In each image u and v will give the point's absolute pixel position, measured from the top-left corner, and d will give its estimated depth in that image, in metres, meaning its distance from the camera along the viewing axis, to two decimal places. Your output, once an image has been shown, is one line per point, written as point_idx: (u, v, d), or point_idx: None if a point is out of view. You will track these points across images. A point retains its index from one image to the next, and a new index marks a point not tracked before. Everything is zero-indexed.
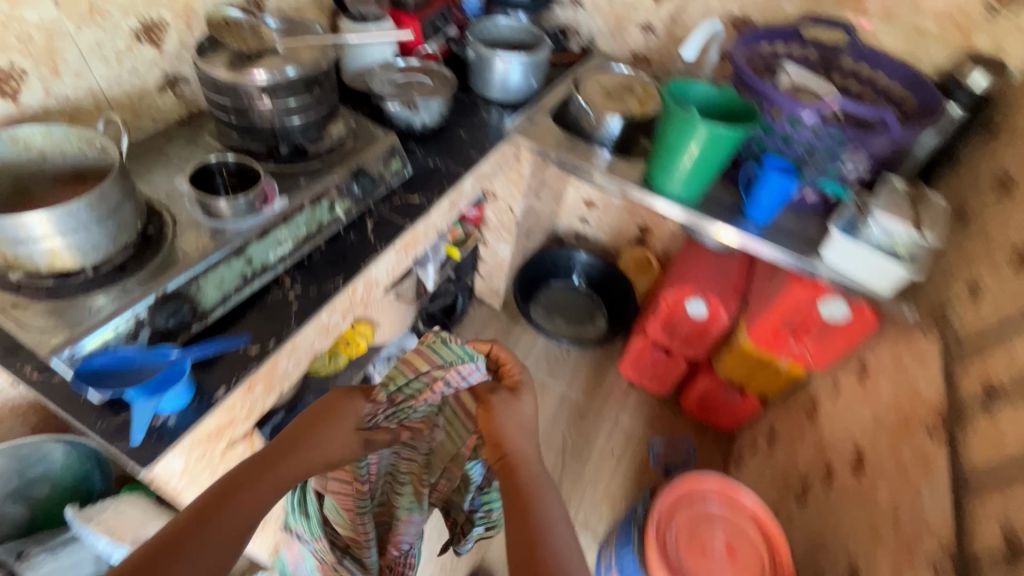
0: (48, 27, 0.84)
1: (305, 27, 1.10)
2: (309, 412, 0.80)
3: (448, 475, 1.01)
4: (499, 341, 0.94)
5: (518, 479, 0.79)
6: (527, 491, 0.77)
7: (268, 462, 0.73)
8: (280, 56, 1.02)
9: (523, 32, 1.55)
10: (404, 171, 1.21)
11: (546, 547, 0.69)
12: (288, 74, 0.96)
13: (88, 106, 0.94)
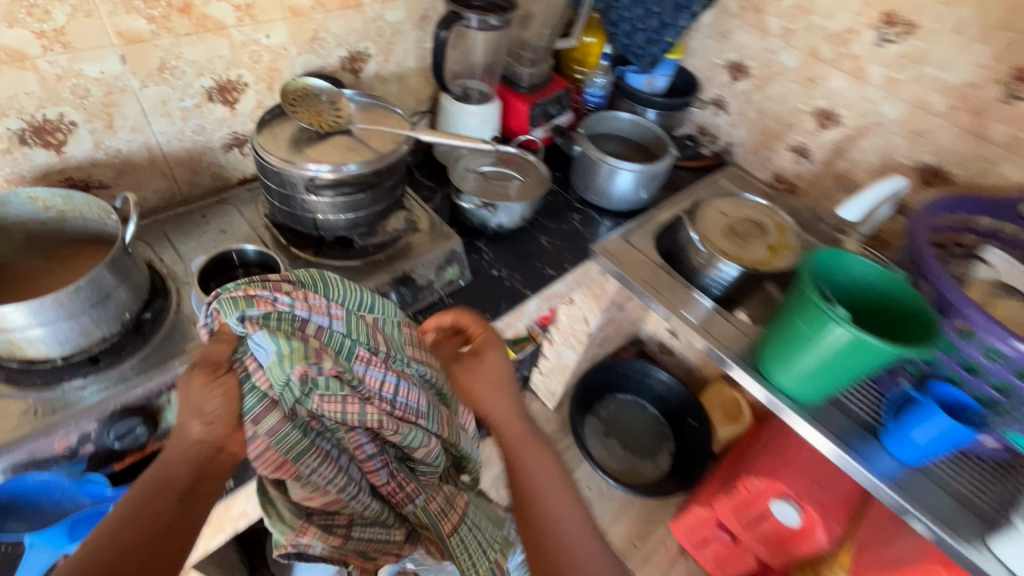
0: (108, 82, 0.77)
1: (387, 107, 0.97)
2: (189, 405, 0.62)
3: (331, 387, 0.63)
4: (458, 306, 0.83)
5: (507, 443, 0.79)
6: (519, 459, 0.77)
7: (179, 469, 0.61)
8: (347, 140, 0.89)
9: (646, 132, 1.34)
10: (459, 280, 1.04)
11: (549, 531, 0.69)
12: (346, 171, 0.82)
13: (140, 160, 0.88)
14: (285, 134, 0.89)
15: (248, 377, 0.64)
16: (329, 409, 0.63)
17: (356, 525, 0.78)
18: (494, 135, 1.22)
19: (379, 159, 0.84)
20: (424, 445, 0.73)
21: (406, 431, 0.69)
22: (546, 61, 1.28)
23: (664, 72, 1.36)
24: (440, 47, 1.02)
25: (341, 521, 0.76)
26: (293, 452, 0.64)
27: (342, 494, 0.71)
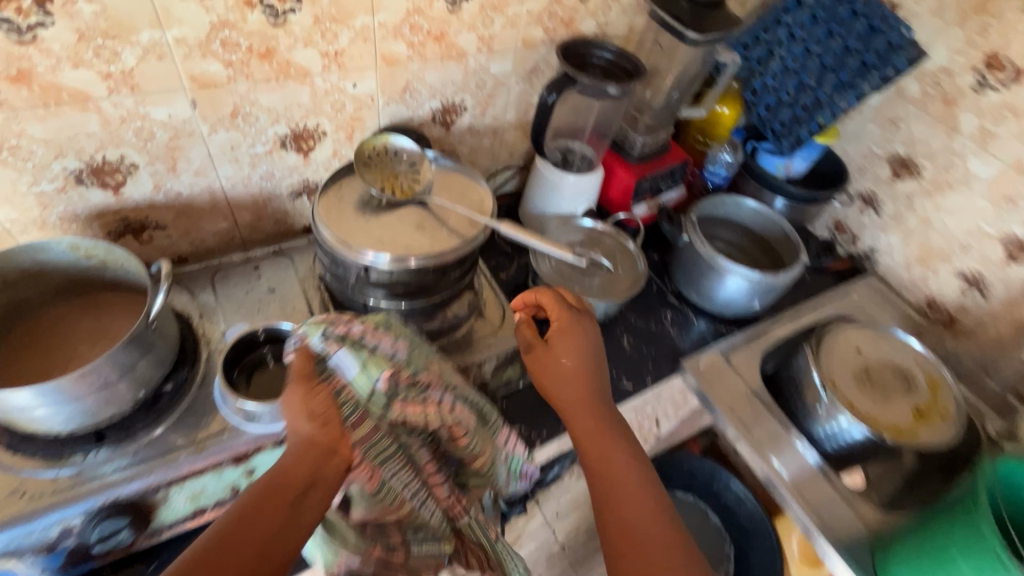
0: (175, 126, 0.70)
1: (471, 180, 0.84)
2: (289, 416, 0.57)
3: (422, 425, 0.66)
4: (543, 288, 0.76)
5: (594, 411, 0.68)
6: (604, 455, 0.64)
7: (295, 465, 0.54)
8: (419, 215, 0.77)
9: (772, 226, 1.13)
10: (518, 380, 0.89)
11: (651, 533, 0.58)
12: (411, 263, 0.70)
13: (201, 203, 0.81)
14: (352, 199, 0.78)
15: (342, 393, 0.60)
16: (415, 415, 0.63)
17: (413, 538, 0.64)
18: (586, 209, 1.07)
19: (451, 252, 0.73)
20: (484, 450, 0.71)
21: (469, 425, 0.68)
22: (666, 129, 1.09)
23: (806, 155, 1.14)
24: (544, 112, 0.88)
25: (394, 534, 0.63)
26: (380, 458, 0.60)
27: (416, 502, 0.64)
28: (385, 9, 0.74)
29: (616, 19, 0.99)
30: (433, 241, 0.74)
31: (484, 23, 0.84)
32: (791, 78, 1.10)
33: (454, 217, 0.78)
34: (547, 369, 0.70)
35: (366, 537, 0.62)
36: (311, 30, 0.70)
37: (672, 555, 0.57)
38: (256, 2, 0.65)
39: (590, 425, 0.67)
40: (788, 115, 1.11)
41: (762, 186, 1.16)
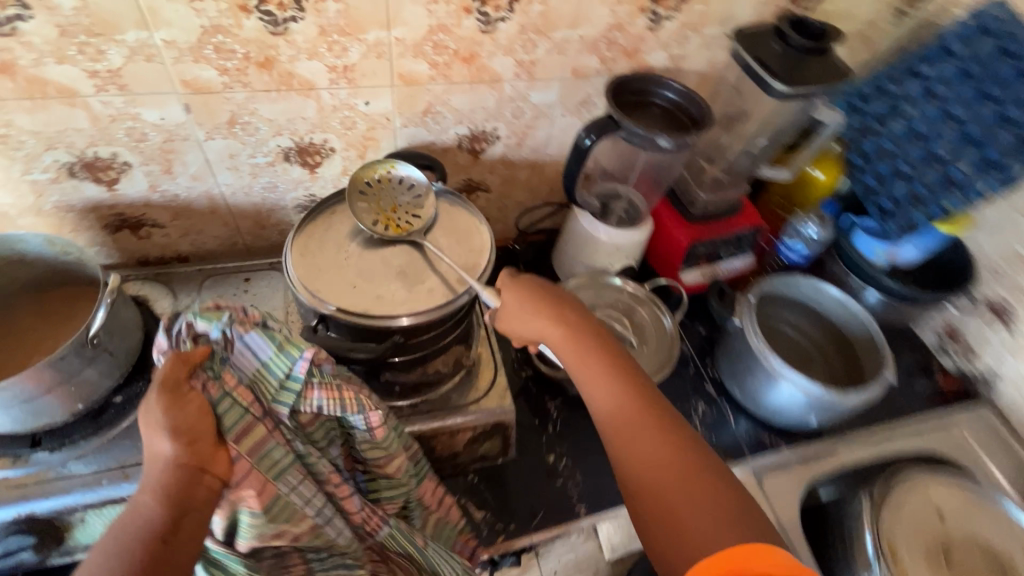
0: (169, 129, 0.66)
1: (476, 225, 0.73)
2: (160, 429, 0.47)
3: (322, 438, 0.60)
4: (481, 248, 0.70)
5: (583, 341, 0.66)
6: (597, 380, 0.63)
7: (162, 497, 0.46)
8: (407, 261, 0.68)
9: (858, 322, 0.91)
10: (495, 455, 0.78)
11: (674, 434, 0.58)
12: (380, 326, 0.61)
13: (200, 207, 0.77)
14: (337, 232, 0.70)
15: (231, 393, 0.51)
16: (330, 406, 0.56)
17: (315, 564, 0.61)
18: (623, 267, 0.91)
19: (434, 314, 0.63)
20: (398, 459, 0.63)
21: (386, 433, 0.60)
22: (737, 187, 0.91)
23: (919, 243, 0.91)
24: (578, 156, 0.74)
25: (295, 562, 0.59)
26: (277, 472, 0.54)
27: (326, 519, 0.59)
28: (403, 24, 0.65)
29: (694, 53, 0.83)
30: (411, 296, 0.65)
31: (525, 46, 0.73)
32: (917, 145, 0.87)
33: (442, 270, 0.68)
34: (530, 321, 0.69)
35: (263, 561, 0.58)
36: (316, 41, 0.63)
37: (700, 450, 0.57)
38: (252, 8, 0.58)
39: (584, 353, 0.66)
40: (904, 191, 0.88)
41: (850, 270, 0.96)
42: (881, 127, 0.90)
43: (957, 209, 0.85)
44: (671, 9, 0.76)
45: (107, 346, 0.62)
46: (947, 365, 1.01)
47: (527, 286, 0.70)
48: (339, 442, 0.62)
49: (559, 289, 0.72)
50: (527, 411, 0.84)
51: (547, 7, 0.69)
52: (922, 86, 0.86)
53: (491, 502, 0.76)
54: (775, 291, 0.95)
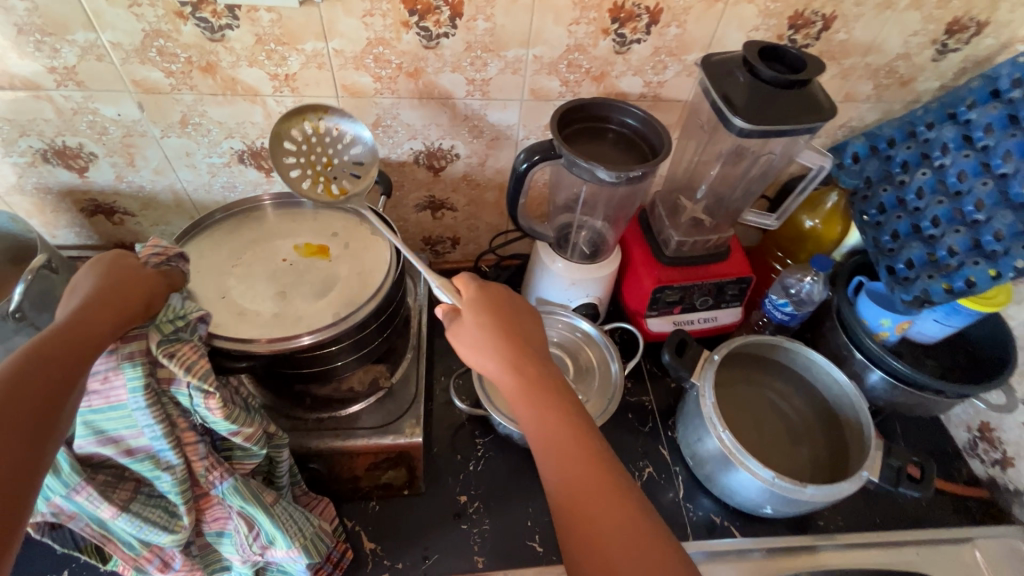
0: (126, 125, 0.70)
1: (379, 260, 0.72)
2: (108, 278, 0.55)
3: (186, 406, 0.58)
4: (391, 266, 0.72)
5: (531, 381, 0.56)
6: (545, 427, 0.53)
7: (41, 374, 0.46)
8: (297, 288, 0.69)
9: (852, 404, 0.77)
10: (400, 485, 0.74)
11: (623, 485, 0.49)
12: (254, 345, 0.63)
13: (165, 200, 0.82)
14: (235, 243, 0.73)
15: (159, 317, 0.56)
16: (184, 359, 0.55)
17: (141, 497, 0.58)
18: (583, 304, 0.84)
19: (334, 335, 0.65)
20: (253, 428, 0.60)
21: (232, 408, 0.57)
22: (720, 232, 0.83)
23: (941, 318, 0.76)
24: (517, 181, 0.70)
25: (125, 488, 0.57)
26: (133, 389, 0.53)
27: (160, 450, 0.56)
28: (340, 36, 0.65)
29: (674, 81, 0.76)
30: (277, 321, 0.65)
31: (474, 64, 0.70)
32: (943, 203, 0.73)
33: (332, 298, 0.68)
34: (473, 359, 0.58)
35: (98, 476, 0.56)
36: (254, 50, 0.65)
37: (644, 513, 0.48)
38: (188, 15, 0.61)
39: (531, 393, 0.55)
40: (921, 254, 0.74)
41: (852, 343, 0.80)
42: (906, 177, 0.78)
43: (983, 287, 0.68)
44: (640, 32, 0.70)
45: (35, 322, 0.66)
46: (976, 469, 0.84)
47: (474, 312, 0.60)
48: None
49: (513, 315, 0.61)
50: (451, 445, 0.80)
51: (493, 24, 0.66)
52: (960, 134, 0.74)
53: (386, 536, 0.72)
54: (757, 352, 0.85)
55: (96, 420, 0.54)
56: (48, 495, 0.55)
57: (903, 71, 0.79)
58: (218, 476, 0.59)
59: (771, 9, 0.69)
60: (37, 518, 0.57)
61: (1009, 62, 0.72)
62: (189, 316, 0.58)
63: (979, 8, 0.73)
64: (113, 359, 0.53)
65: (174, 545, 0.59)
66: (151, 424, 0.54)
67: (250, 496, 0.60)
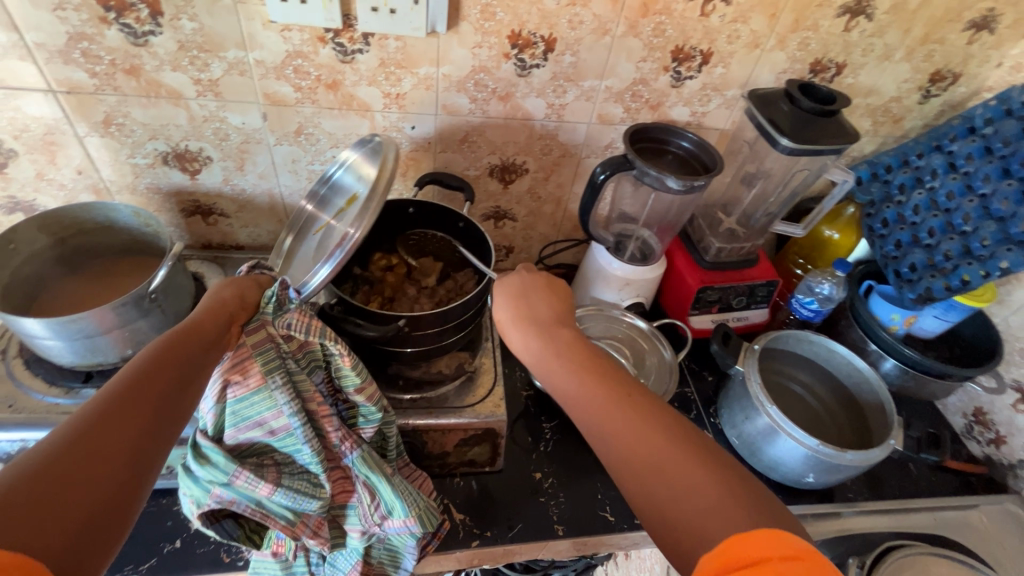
0: (247, 132, 0.79)
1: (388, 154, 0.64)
2: (229, 289, 0.57)
3: (310, 371, 0.61)
4: (398, 154, 0.64)
5: (572, 361, 0.58)
6: (592, 396, 0.53)
7: (162, 376, 0.46)
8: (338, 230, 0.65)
9: (873, 385, 0.89)
10: (483, 462, 0.82)
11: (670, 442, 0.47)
12: (324, 277, 0.58)
13: (261, 203, 0.89)
14: (307, 252, 0.71)
15: (254, 318, 0.57)
16: (300, 326, 0.57)
17: (287, 474, 0.61)
18: (633, 303, 0.95)
19: (377, 216, 0.59)
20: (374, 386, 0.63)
21: (358, 358, 0.61)
22: (752, 240, 0.96)
23: (940, 313, 0.89)
24: (593, 189, 0.81)
25: (270, 469, 0.60)
26: (269, 369, 0.56)
27: (297, 427, 0.58)
28: (450, 63, 0.76)
29: (716, 112, 0.90)
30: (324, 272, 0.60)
31: (556, 91, 0.82)
32: (937, 217, 0.87)
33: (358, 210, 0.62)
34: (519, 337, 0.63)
35: (246, 462, 0.59)
36: (376, 71, 0.75)
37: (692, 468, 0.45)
38: (328, 39, 0.71)
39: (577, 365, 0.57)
40: (922, 259, 0.88)
41: (868, 336, 0.93)
42: (904, 197, 0.92)
43: (976, 284, 0.81)
44: (693, 71, 0.84)
45: (161, 303, 0.73)
46: (974, 450, 0.96)
47: (510, 310, 0.65)
48: (322, 370, 0.62)
49: (542, 310, 0.65)
50: (523, 429, 0.88)
51: (577, 58, 0.79)
52: (947, 161, 0.88)
53: (473, 508, 0.79)
54: (787, 345, 0.96)
55: (239, 410, 0.57)
56: (207, 487, 0.58)
57: (895, 111, 0.96)
58: (349, 447, 0.63)
59: (797, 56, 0.85)
60: (199, 511, 0.58)
61: (981, 105, 0.88)
62: (278, 291, 0.57)
63: (956, 63, 0.90)
64: (243, 353, 0.56)
65: (320, 511, 0.63)
66: (288, 401, 0.57)
67: (375, 465, 0.64)
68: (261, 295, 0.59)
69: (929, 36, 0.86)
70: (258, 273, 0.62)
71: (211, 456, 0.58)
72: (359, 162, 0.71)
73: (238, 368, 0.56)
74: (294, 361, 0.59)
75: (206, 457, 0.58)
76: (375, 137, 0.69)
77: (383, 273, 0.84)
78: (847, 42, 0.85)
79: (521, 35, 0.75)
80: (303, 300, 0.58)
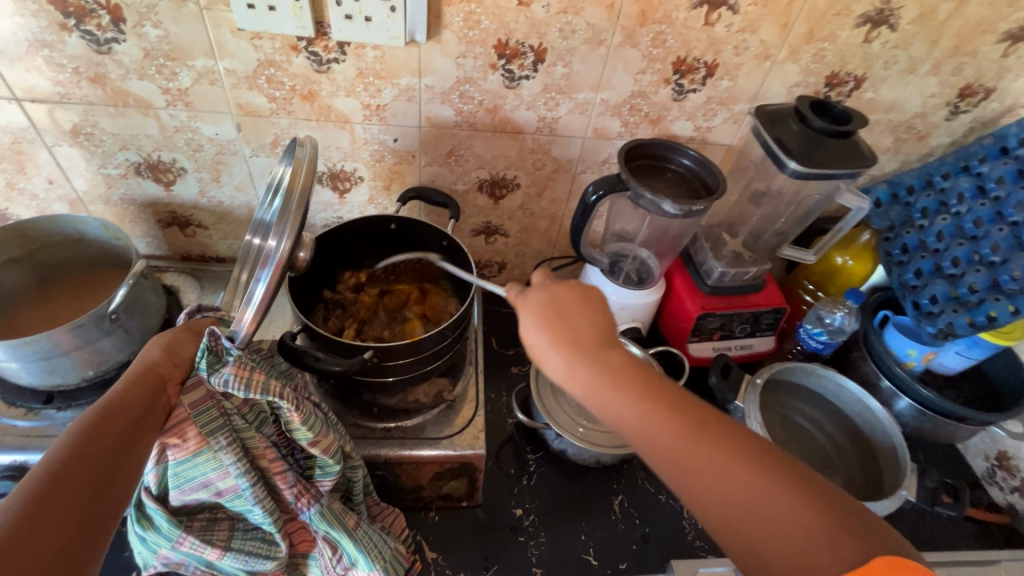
0: (221, 143, 0.75)
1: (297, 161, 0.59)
2: (158, 348, 0.53)
3: (259, 424, 0.57)
4: (307, 157, 0.59)
5: (626, 388, 0.51)
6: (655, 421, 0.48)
7: (87, 460, 0.43)
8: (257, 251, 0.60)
9: (880, 430, 0.83)
10: (461, 496, 0.77)
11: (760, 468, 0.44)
12: (260, 305, 0.54)
13: (240, 215, 0.86)
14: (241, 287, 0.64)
15: (192, 374, 0.53)
16: (238, 383, 0.52)
17: (238, 534, 0.59)
18: (628, 328, 0.89)
19: (299, 224, 0.55)
20: (329, 438, 0.59)
21: (308, 413, 0.57)
22: (759, 264, 0.89)
23: (963, 350, 0.82)
24: (585, 211, 0.76)
25: (222, 527, 0.59)
26: (211, 431, 0.53)
27: (246, 488, 0.56)
28: (433, 73, 0.71)
29: (721, 127, 0.84)
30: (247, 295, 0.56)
31: (547, 104, 0.77)
32: (963, 245, 0.79)
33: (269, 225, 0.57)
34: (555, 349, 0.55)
35: (194, 523, 0.58)
36: (354, 82, 0.71)
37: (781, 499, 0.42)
38: (302, 48, 0.67)
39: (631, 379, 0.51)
40: (945, 291, 0.80)
41: (880, 371, 0.86)
42: (926, 222, 0.84)
43: (1003, 321, 0.75)
44: (696, 83, 0.78)
45: (125, 323, 0.69)
46: (996, 497, 0.88)
47: (543, 334, 0.56)
48: (272, 422, 0.58)
49: (582, 327, 0.56)
50: (508, 458, 0.84)
51: (570, 70, 0.74)
52: (975, 184, 0.81)
53: (446, 546, 0.75)
54: (792, 378, 0.89)
55: (180, 473, 0.54)
56: (154, 548, 0.58)
57: (919, 128, 0.88)
58: (306, 503, 0.60)
59: (812, 69, 0.78)
60: (150, 569, 0.60)
61: (1015, 124, 0.80)
62: (210, 344, 0.53)
63: (988, 77, 0.82)
64: (181, 416, 0.52)
65: (277, 568, 0.62)
66: (233, 463, 0.54)
67: (335, 521, 0.61)
68: (195, 349, 0.55)
69: (959, 48, 0.79)
70: (200, 318, 0.59)
71: (156, 519, 0.56)
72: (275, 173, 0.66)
73: (175, 431, 0.52)
74: (239, 418, 0.55)
75: (149, 519, 0.57)
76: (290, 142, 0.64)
77: (354, 293, 0.80)
78: (867, 54, 0.78)
79: (508, 44, 0.70)
80: (241, 344, 0.54)
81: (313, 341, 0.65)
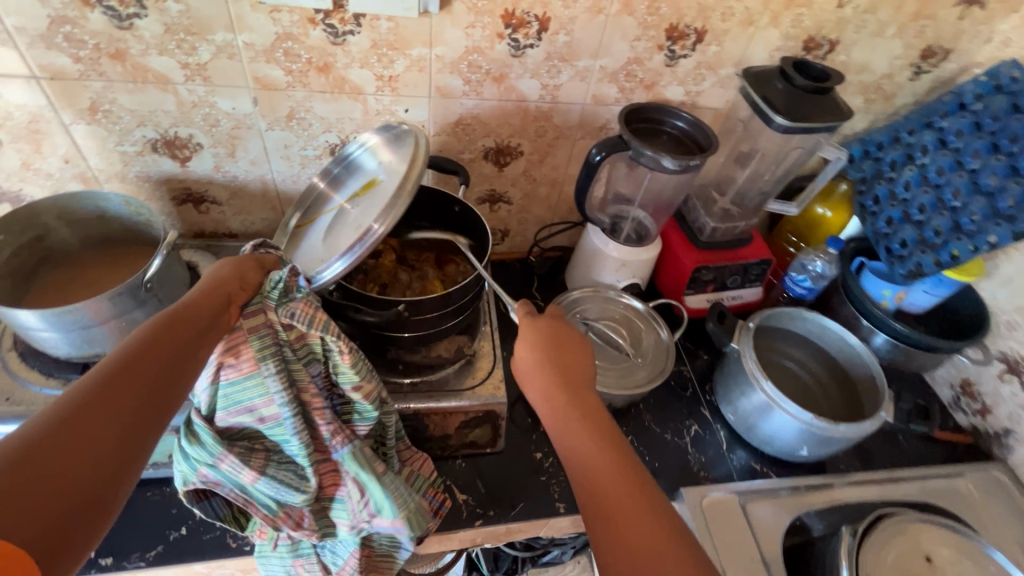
0: (237, 117, 0.78)
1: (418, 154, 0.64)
2: (227, 266, 0.59)
3: (306, 362, 0.62)
4: (426, 150, 0.65)
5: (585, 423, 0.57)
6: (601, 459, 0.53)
7: (153, 357, 0.48)
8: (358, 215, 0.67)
9: (855, 354, 0.92)
10: (484, 443, 0.83)
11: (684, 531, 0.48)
12: (339, 269, 0.60)
13: (254, 190, 0.88)
14: (319, 233, 0.73)
15: (252, 303, 0.59)
16: (303, 316, 0.59)
17: (274, 462, 0.63)
18: (630, 283, 0.95)
19: (402, 213, 0.60)
20: (371, 384, 0.64)
21: (356, 356, 0.62)
22: (746, 219, 0.96)
23: (930, 288, 0.91)
24: (589, 171, 0.81)
25: (258, 456, 0.62)
26: (263, 356, 0.58)
27: (288, 418, 0.60)
28: (444, 44, 0.75)
29: (710, 91, 0.90)
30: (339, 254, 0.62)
31: (550, 72, 0.82)
32: (928, 193, 0.87)
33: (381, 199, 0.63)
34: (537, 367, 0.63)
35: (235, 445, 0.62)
36: (368, 53, 0.74)
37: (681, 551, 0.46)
38: (319, 21, 0.70)
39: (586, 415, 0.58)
40: (913, 235, 0.88)
41: (858, 311, 0.95)
42: (895, 174, 0.92)
43: (964, 259, 0.83)
44: (687, 49, 0.83)
45: (157, 293, 0.72)
46: (960, 420, 0.99)
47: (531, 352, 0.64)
48: (319, 363, 0.63)
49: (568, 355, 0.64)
50: (523, 411, 0.89)
51: (571, 38, 0.78)
52: (937, 138, 0.89)
53: (473, 488, 0.80)
54: (779, 324, 0.97)
55: (231, 393, 0.59)
56: (196, 465, 0.61)
57: (887, 88, 0.96)
58: (340, 441, 0.64)
59: (791, 33, 0.85)
60: (187, 487, 0.62)
61: (970, 82, 0.89)
62: (286, 278, 0.60)
63: (947, 38, 0.90)
64: (239, 335, 0.58)
65: (304, 505, 0.65)
66: (281, 391, 0.59)
67: (366, 464, 0.65)
68: (262, 278, 0.61)
69: (920, 13, 0.86)
70: (263, 253, 0.64)
71: (201, 434, 0.60)
72: (380, 146, 0.74)
73: (231, 350, 0.58)
74: (291, 350, 0.60)
75: (196, 435, 0.61)
76: (402, 126, 0.71)
77: (374, 259, 0.83)
78: (840, 18, 0.85)
79: (514, 14, 0.74)
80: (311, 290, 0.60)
81: (347, 298, 0.69)
